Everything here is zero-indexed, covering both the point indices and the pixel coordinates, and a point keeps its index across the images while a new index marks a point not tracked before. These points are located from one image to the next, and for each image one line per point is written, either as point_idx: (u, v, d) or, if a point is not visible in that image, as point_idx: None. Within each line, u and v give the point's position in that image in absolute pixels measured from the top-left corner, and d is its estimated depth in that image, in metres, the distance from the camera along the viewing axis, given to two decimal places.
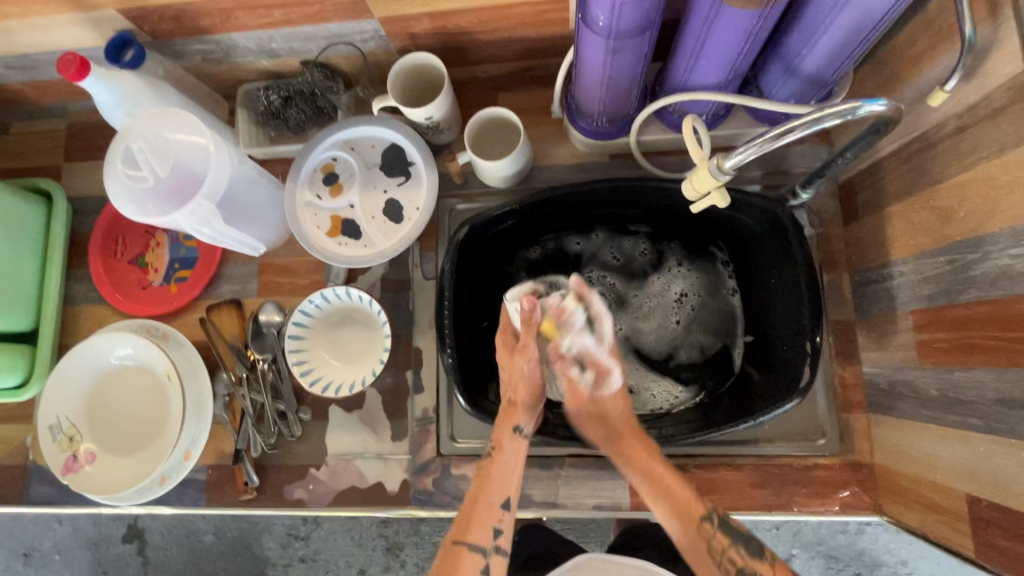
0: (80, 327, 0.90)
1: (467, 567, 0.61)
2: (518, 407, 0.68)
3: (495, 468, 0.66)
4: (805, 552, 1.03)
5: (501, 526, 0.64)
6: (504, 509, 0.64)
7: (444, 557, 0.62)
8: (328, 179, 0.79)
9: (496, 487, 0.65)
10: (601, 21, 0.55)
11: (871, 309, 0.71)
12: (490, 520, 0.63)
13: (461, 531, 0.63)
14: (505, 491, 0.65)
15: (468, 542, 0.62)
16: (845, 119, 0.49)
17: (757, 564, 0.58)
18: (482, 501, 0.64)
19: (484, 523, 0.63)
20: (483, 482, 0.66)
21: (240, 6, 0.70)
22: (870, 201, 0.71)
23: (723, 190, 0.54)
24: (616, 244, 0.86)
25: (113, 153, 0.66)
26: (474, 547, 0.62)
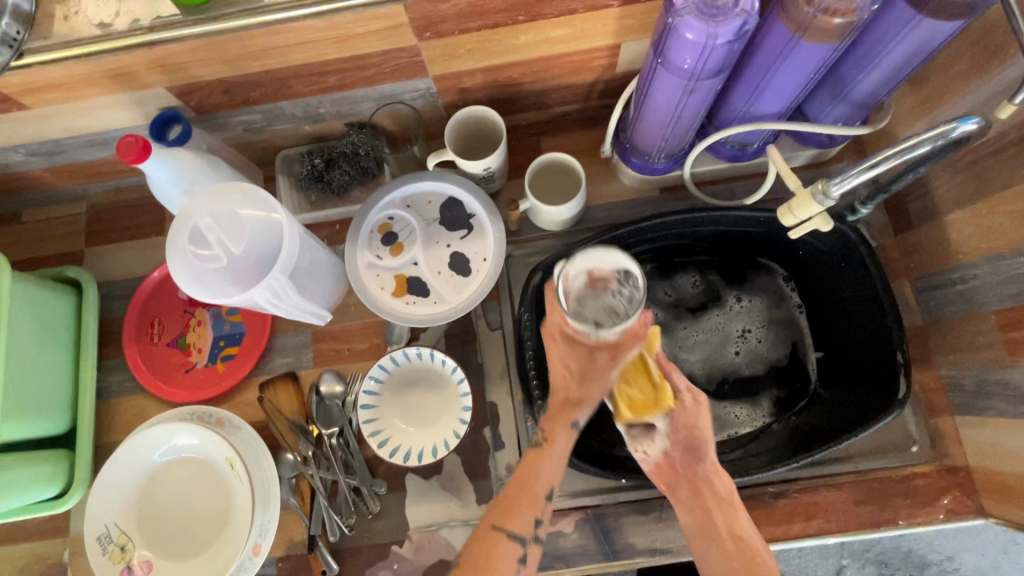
0: (118, 421, 0.83)
1: (503, 557, 0.58)
2: (581, 411, 0.65)
3: (547, 458, 0.63)
4: (855, 561, 1.01)
5: (541, 517, 0.61)
6: (533, 527, 0.60)
7: (480, 537, 0.60)
8: (387, 239, 0.77)
9: (544, 476, 0.62)
10: (684, 64, 0.57)
11: (942, 312, 0.73)
12: (534, 511, 0.61)
13: (501, 516, 0.60)
14: (540, 509, 0.61)
15: (507, 530, 0.60)
16: (942, 141, 0.51)
17: None
18: (520, 495, 0.61)
19: (508, 552, 0.59)
20: (531, 469, 0.63)
21: (297, 74, 0.69)
22: (925, 210, 0.74)
23: (826, 215, 0.55)
24: (670, 270, 0.86)
25: (177, 234, 0.62)
26: (511, 542, 0.59)
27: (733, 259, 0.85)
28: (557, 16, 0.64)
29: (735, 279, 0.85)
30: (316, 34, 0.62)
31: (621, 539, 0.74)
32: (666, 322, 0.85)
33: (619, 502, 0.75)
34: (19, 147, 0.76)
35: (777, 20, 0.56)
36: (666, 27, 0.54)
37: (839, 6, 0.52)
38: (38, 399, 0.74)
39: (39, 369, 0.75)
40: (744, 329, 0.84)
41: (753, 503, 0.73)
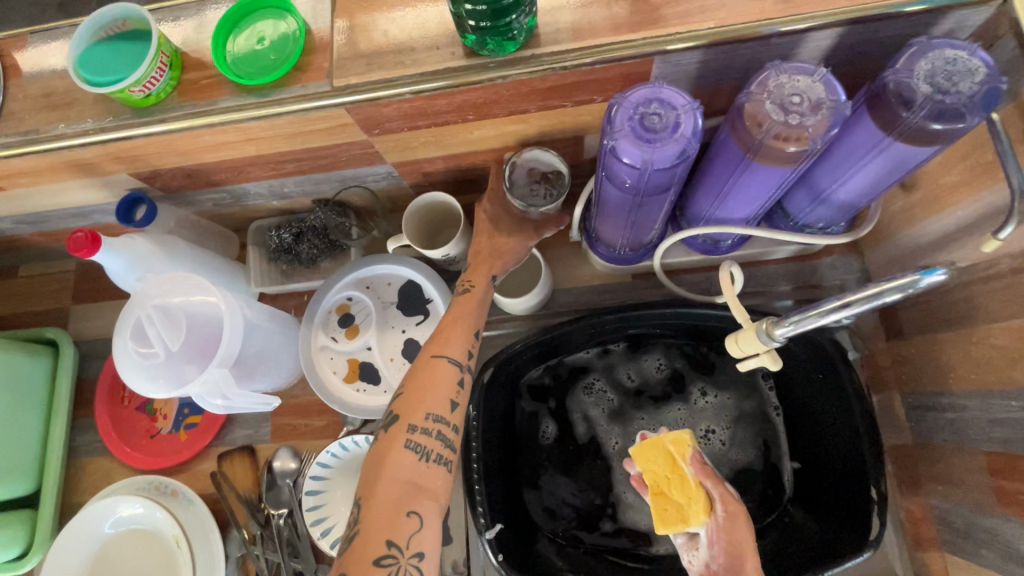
0: (84, 482, 0.84)
1: (394, 465, 0.55)
2: (439, 395, 0.59)
3: (460, 323, 0.64)
4: None
5: (458, 400, 0.61)
6: (393, 544, 0.51)
7: (420, 367, 0.61)
8: (343, 321, 0.76)
9: (469, 310, 0.66)
10: (627, 181, 0.53)
11: (932, 437, 0.66)
12: (465, 335, 0.64)
13: (439, 345, 0.62)
14: (406, 500, 0.53)
15: (446, 356, 0.62)
16: (907, 292, 0.44)
17: None
18: (372, 515, 0.52)
19: (388, 516, 0.52)
20: (386, 455, 0.55)
21: (255, 162, 0.69)
22: (916, 321, 0.67)
23: (773, 354, 0.50)
24: (633, 357, 0.81)
25: (124, 326, 0.63)
26: (414, 446, 0.56)
27: (705, 352, 0.80)
28: (508, 115, 0.62)
29: (704, 373, 0.80)
30: (265, 132, 0.62)
31: None
32: (625, 413, 0.80)
33: None
34: (5, 218, 0.80)
35: (730, 136, 0.53)
36: (604, 146, 0.51)
37: (789, 134, 0.47)
38: (5, 462, 0.77)
39: (8, 433, 0.78)
40: (708, 433, 0.79)
41: None
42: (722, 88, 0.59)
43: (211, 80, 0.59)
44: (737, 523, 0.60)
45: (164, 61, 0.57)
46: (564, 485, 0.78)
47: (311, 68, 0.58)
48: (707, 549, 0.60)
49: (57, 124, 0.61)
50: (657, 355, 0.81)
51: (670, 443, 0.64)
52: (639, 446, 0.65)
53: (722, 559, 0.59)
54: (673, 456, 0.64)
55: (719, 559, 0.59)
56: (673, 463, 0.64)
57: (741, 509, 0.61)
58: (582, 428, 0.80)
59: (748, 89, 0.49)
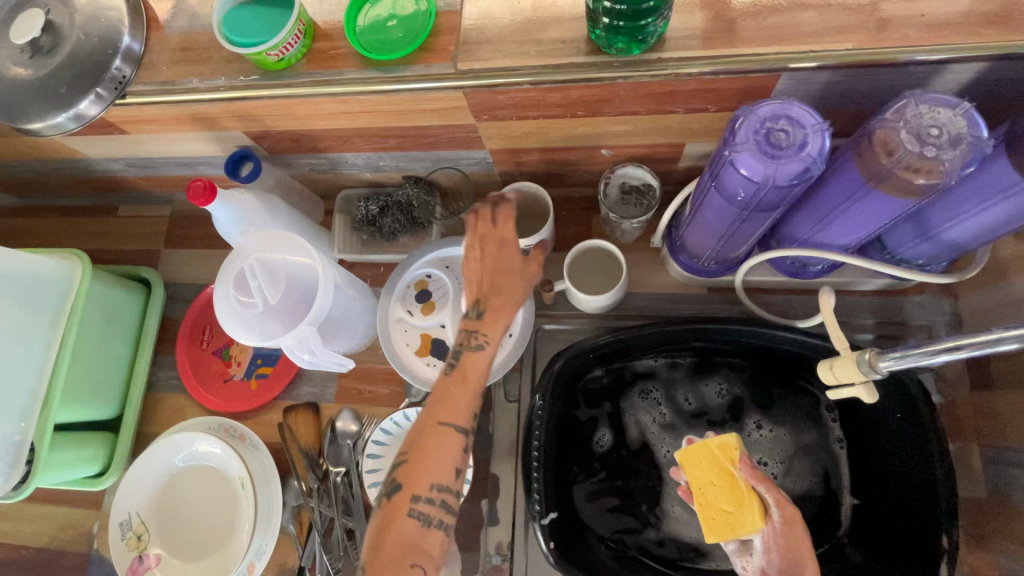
0: (159, 414, 0.90)
1: (446, 449, 0.52)
2: (443, 466, 0.52)
3: (462, 396, 0.54)
4: None
5: (462, 468, 0.54)
6: (437, 490, 0.52)
7: (421, 433, 0.53)
8: (421, 297, 0.79)
9: (473, 378, 0.55)
10: (739, 194, 0.53)
11: (1011, 495, 0.64)
12: (468, 402, 0.54)
13: (448, 412, 0.53)
14: (454, 462, 0.53)
15: (451, 424, 0.53)
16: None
17: None
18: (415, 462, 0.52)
19: (441, 464, 0.52)
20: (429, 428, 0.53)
21: (360, 134, 0.72)
22: (1010, 374, 0.65)
23: (869, 386, 0.50)
24: (693, 376, 0.81)
25: (227, 275, 0.67)
26: (419, 514, 0.51)
27: (773, 375, 0.79)
28: (617, 114, 0.63)
29: (769, 396, 0.79)
30: (380, 105, 0.64)
31: None
32: (677, 427, 0.80)
33: None
34: (119, 159, 0.85)
35: (852, 162, 0.52)
36: (723, 157, 0.51)
37: (921, 166, 0.46)
38: (96, 386, 0.83)
39: (101, 359, 0.84)
40: (763, 458, 0.78)
41: None
42: (841, 111, 0.58)
43: (338, 51, 0.62)
44: (793, 527, 0.59)
45: (300, 29, 0.60)
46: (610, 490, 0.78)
47: (434, 49, 0.60)
48: (760, 554, 0.61)
49: (191, 78, 0.65)
50: (719, 377, 0.80)
51: (717, 447, 0.64)
52: (685, 450, 0.66)
53: (775, 562, 0.59)
54: (721, 461, 0.64)
55: (775, 563, 0.59)
56: (720, 468, 0.64)
57: (798, 514, 0.60)
58: (633, 435, 0.81)
59: (883, 116, 0.48)
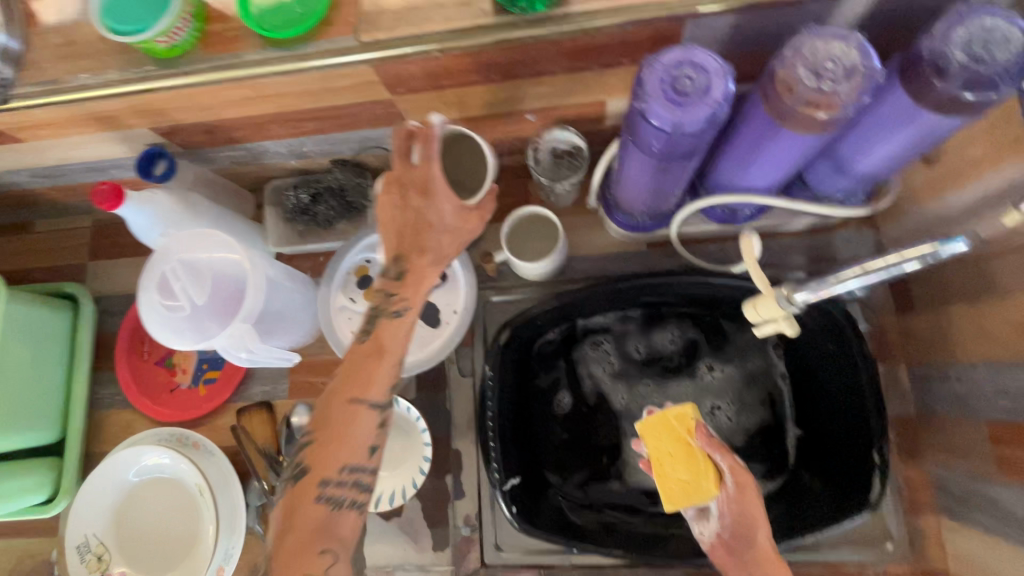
0: (107, 432, 0.87)
1: (365, 422, 0.57)
2: (358, 443, 0.56)
3: (372, 371, 0.58)
4: None
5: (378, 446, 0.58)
6: (347, 472, 0.56)
7: (336, 408, 0.57)
8: (362, 282, 0.78)
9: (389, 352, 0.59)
10: (654, 145, 0.53)
11: (935, 408, 0.68)
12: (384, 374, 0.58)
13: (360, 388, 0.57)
14: (366, 444, 0.57)
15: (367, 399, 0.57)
16: (926, 262, 0.45)
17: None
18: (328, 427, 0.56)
19: (359, 438, 0.56)
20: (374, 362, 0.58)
21: (275, 120, 0.69)
22: (927, 296, 0.68)
23: (790, 319, 0.52)
24: (645, 328, 0.82)
25: (148, 280, 0.64)
26: (328, 498, 0.55)
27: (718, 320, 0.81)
28: (534, 77, 0.62)
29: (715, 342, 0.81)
30: (288, 88, 0.62)
31: None
32: (631, 379, 0.82)
33: (572, 564, 0.75)
34: (23, 171, 0.80)
35: (760, 104, 0.53)
36: (634, 108, 0.51)
37: (820, 101, 0.47)
38: (31, 411, 0.79)
39: (33, 383, 0.80)
40: (714, 402, 0.81)
41: None
42: (751, 54, 0.59)
43: (234, 33, 0.59)
44: (746, 494, 0.61)
45: (189, 13, 0.56)
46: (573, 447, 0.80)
47: (336, 24, 0.57)
48: (716, 520, 0.62)
49: (79, 76, 0.60)
50: (669, 327, 0.82)
51: (675, 418, 0.64)
52: (645, 421, 0.64)
53: (733, 529, 0.61)
54: (677, 431, 0.64)
55: (728, 528, 0.61)
56: (678, 439, 0.63)
57: (750, 480, 0.62)
58: (589, 394, 0.82)
59: (781, 55, 0.48)
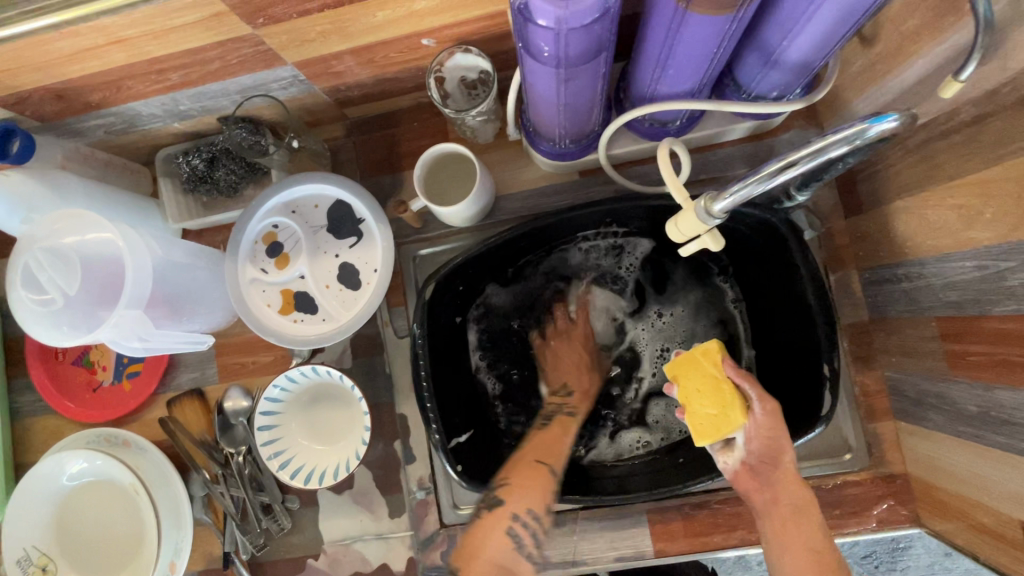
0: (34, 442, 0.82)
1: (541, 482, 0.62)
2: (536, 495, 0.61)
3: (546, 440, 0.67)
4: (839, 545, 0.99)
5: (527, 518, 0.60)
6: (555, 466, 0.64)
7: (523, 467, 0.63)
8: (271, 250, 0.71)
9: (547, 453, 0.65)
10: (546, 50, 0.46)
11: (888, 310, 0.64)
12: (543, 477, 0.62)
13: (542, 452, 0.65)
14: (547, 499, 0.62)
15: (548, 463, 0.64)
16: (853, 144, 0.40)
17: None
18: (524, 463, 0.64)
19: (538, 495, 0.61)
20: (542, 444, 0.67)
21: (131, 74, 0.60)
22: (873, 193, 0.63)
23: (715, 233, 0.47)
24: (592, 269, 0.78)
25: (13, 275, 0.57)
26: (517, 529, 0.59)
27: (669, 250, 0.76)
28: None
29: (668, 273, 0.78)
30: (125, 30, 0.52)
31: None
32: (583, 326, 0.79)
33: None
34: None
35: None
36: (513, 8, 0.43)
37: None
38: None
39: None
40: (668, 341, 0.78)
41: (671, 514, 0.70)
42: None
43: None
44: (776, 420, 0.56)
45: None
46: (525, 399, 0.78)
47: None
48: (743, 449, 0.57)
49: None
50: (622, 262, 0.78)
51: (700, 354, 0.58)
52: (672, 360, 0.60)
53: (761, 454, 0.56)
54: (706, 366, 0.58)
55: (756, 457, 0.56)
56: (705, 372, 0.57)
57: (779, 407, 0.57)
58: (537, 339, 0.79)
59: None
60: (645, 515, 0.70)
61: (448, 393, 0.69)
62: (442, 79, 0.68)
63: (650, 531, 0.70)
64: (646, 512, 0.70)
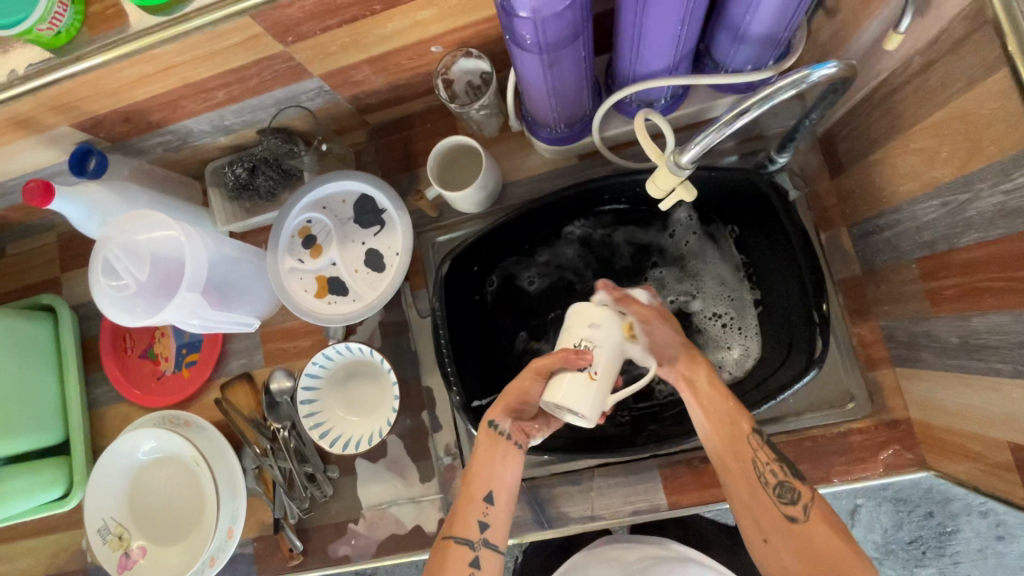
0: (108, 428, 0.92)
1: (455, 559, 0.60)
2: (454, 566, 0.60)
3: (473, 466, 0.64)
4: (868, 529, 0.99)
5: (487, 519, 0.62)
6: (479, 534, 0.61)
7: (436, 551, 0.62)
8: (307, 242, 0.80)
9: (478, 481, 0.63)
10: (527, 39, 0.54)
11: (875, 261, 0.68)
12: (475, 512, 0.61)
13: (447, 525, 0.62)
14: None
15: (454, 535, 0.61)
16: (800, 88, 0.48)
17: (796, 483, 0.57)
18: (466, 495, 0.62)
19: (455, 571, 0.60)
20: (470, 476, 0.63)
21: (186, 94, 0.71)
22: (852, 151, 0.68)
23: (687, 184, 0.55)
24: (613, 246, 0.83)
25: (94, 266, 0.68)
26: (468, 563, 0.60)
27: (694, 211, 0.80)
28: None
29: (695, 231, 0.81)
30: (180, 56, 0.63)
31: (554, 509, 0.77)
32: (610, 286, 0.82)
33: (551, 473, 0.78)
34: None
35: None
36: (498, 4, 0.51)
37: None
38: (31, 414, 0.85)
39: (27, 389, 0.85)
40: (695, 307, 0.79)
41: (682, 469, 0.74)
42: None
43: (116, 9, 0.60)
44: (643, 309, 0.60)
45: None
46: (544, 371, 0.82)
47: None
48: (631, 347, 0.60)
49: None
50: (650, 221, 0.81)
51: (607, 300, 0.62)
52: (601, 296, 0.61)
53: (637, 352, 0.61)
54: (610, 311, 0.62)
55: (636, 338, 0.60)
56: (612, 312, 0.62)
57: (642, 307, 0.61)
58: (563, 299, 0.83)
59: None
60: (657, 469, 0.74)
61: (466, 362, 0.76)
62: (450, 81, 0.76)
63: (662, 485, 0.74)
64: (657, 466, 0.75)
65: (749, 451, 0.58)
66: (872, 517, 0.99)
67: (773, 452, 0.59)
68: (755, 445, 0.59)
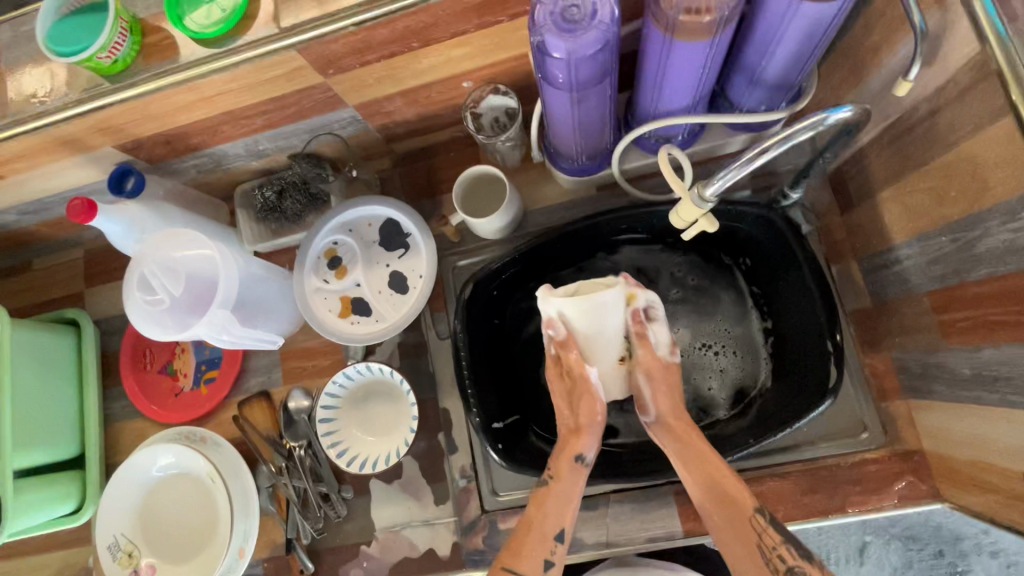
0: (123, 443, 0.93)
1: None
2: None
3: (552, 496, 0.65)
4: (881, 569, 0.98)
5: (552, 560, 0.62)
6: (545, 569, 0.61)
7: None
8: (332, 264, 0.82)
9: (551, 517, 0.63)
10: (560, 77, 0.58)
11: (885, 294, 0.70)
12: (543, 551, 0.62)
13: (511, 558, 0.61)
14: None
15: (516, 570, 0.61)
16: (819, 128, 0.51)
17: (806, 564, 0.57)
18: (538, 530, 0.63)
19: None
20: (539, 510, 0.64)
21: (227, 120, 0.74)
22: (861, 189, 0.71)
23: (709, 216, 0.58)
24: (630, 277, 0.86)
25: (131, 282, 0.70)
26: None
27: (707, 243, 0.83)
28: (450, 38, 0.65)
29: (707, 263, 0.85)
30: (226, 85, 0.66)
31: (569, 534, 0.77)
32: None
33: None
34: (10, 210, 0.85)
35: (651, 25, 0.57)
36: (532, 45, 0.55)
37: (698, 6, 0.53)
38: (50, 427, 0.85)
39: (48, 402, 0.86)
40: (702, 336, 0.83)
41: None
42: None
43: (170, 40, 0.64)
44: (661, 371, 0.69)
45: (125, 27, 0.62)
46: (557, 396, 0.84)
47: (257, 15, 0.61)
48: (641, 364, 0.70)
49: (35, 102, 0.66)
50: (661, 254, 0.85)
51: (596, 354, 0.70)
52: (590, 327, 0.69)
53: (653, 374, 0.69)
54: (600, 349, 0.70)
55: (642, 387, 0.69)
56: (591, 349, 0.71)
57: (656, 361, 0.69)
58: None
59: None
60: (673, 496, 0.75)
61: (485, 385, 0.78)
62: (477, 115, 0.80)
63: (678, 512, 0.74)
64: (673, 493, 0.75)
65: (752, 534, 0.59)
66: (881, 556, 0.98)
67: (780, 533, 0.59)
68: (761, 524, 0.59)
